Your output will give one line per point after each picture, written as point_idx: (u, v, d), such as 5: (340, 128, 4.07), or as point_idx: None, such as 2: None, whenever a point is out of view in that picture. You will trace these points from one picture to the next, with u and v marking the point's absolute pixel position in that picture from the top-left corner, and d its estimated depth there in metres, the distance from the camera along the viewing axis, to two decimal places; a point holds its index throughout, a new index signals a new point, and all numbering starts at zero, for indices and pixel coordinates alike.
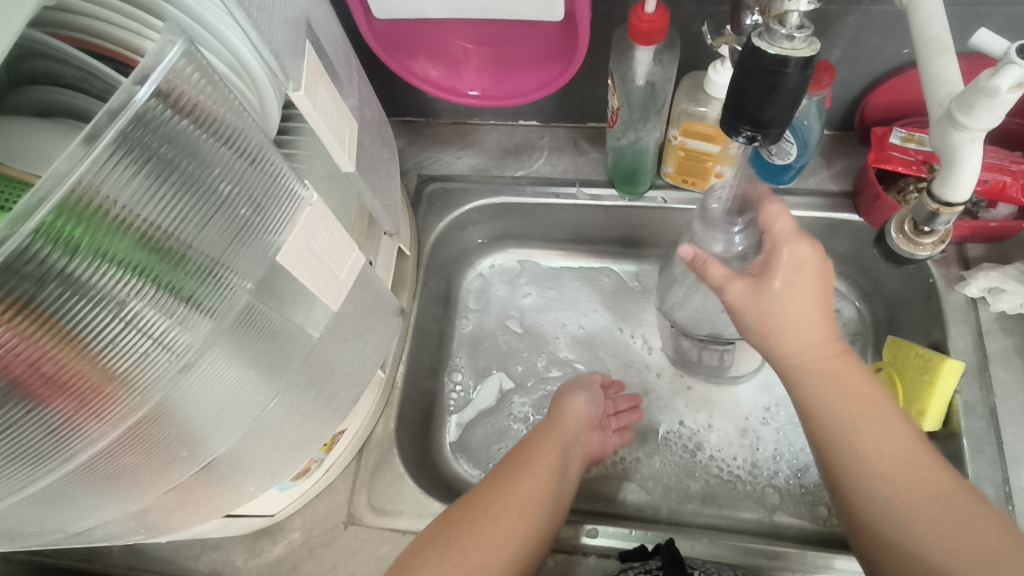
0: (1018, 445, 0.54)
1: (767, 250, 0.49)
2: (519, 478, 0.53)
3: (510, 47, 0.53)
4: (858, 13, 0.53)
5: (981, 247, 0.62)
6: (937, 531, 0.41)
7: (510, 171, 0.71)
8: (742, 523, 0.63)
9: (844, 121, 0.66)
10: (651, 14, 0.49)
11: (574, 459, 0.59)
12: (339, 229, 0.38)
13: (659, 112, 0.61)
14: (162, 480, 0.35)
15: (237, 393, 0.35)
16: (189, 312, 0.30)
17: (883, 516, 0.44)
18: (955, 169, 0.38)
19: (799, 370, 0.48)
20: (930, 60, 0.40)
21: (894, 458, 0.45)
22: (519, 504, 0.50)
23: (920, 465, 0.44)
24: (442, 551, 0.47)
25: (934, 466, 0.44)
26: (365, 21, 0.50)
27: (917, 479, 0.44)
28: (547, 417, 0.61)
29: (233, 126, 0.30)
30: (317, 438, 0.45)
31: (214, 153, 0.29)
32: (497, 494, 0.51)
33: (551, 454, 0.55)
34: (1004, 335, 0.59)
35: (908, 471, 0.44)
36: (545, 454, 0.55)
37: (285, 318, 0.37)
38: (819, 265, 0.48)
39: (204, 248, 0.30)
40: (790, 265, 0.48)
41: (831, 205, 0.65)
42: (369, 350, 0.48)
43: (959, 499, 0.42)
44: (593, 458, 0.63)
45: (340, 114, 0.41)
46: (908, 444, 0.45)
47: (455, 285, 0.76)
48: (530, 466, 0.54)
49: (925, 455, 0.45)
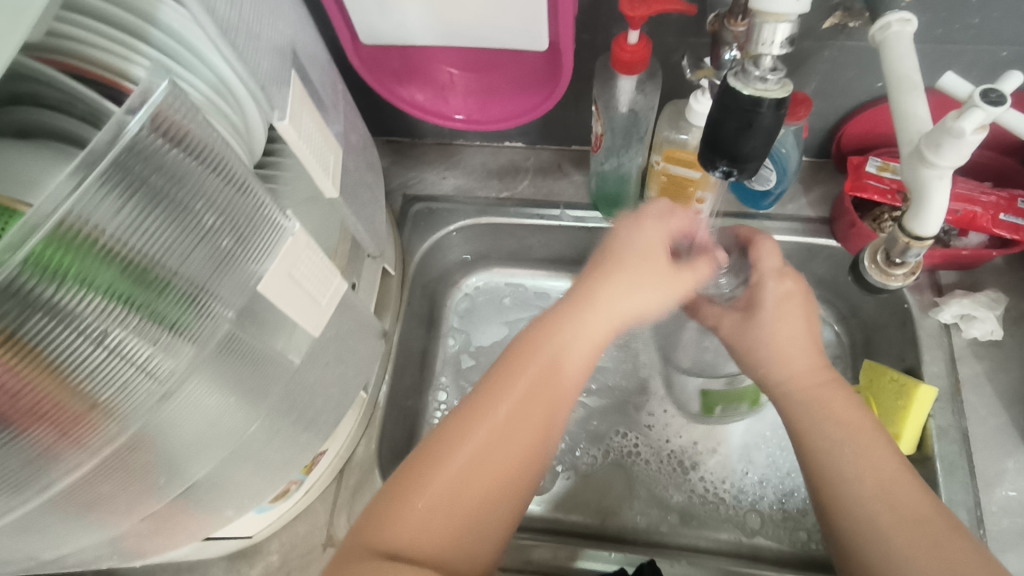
0: (988, 469, 0.56)
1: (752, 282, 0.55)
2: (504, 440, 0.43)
3: (497, 74, 0.54)
4: (833, 48, 0.55)
5: (953, 274, 0.64)
6: (915, 551, 0.41)
7: (494, 192, 0.72)
8: (722, 545, 0.63)
9: (821, 148, 0.68)
10: (633, 45, 0.50)
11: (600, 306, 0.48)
12: (322, 257, 0.38)
13: (642, 138, 0.62)
14: (140, 506, 0.35)
15: (216, 419, 0.35)
16: (173, 339, 0.30)
17: (871, 530, 0.43)
18: (924, 204, 0.39)
19: (788, 396, 0.52)
20: (900, 98, 0.42)
21: (876, 479, 0.45)
22: (507, 469, 0.42)
23: (902, 486, 0.44)
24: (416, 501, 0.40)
25: (917, 489, 0.44)
26: (350, 46, 0.51)
27: (900, 501, 0.44)
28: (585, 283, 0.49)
29: (221, 156, 0.30)
30: (298, 461, 0.45)
31: (202, 182, 0.29)
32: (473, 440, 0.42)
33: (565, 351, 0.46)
34: (976, 361, 0.60)
35: (889, 490, 0.44)
36: (535, 359, 0.45)
37: (265, 343, 0.37)
38: (800, 299, 0.54)
39: (191, 275, 0.30)
40: (771, 298, 0.54)
41: (808, 230, 0.67)
42: (351, 372, 0.48)
43: (937, 521, 0.42)
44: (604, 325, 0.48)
45: (325, 141, 0.42)
46: (894, 467, 0.46)
47: (439, 304, 0.76)
48: (513, 385, 0.44)
49: (907, 477, 0.45)
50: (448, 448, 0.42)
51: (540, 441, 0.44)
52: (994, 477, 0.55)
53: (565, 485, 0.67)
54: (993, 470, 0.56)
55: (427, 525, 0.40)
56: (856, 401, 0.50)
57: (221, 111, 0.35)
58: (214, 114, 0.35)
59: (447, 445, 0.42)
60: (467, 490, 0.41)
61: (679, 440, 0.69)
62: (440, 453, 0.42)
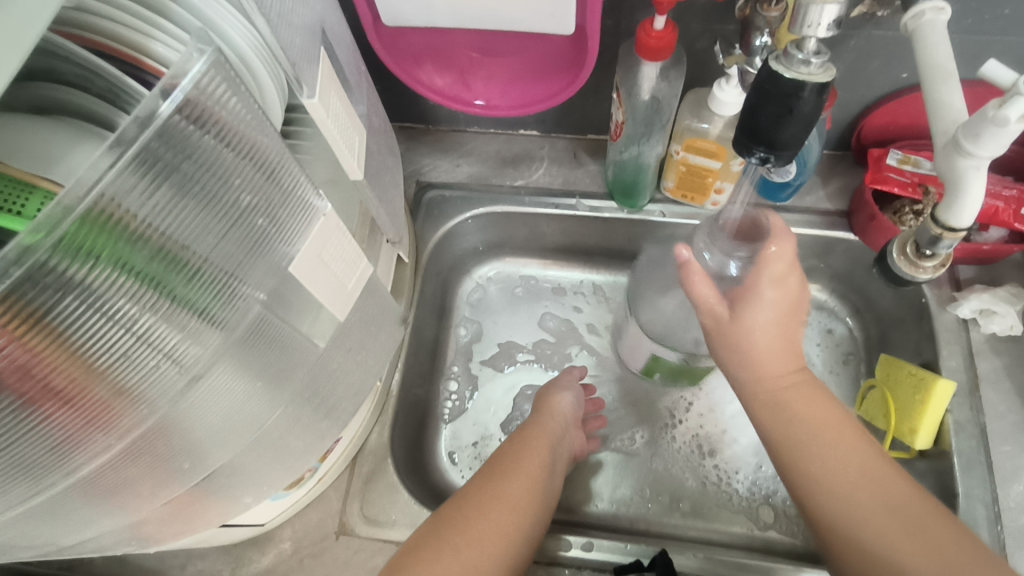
0: (1007, 465, 0.55)
1: (745, 282, 0.47)
2: (506, 488, 0.54)
3: (519, 58, 0.53)
4: (860, 37, 0.54)
5: (972, 269, 0.63)
6: (893, 542, 0.43)
7: (509, 180, 0.71)
8: (734, 538, 0.63)
9: (841, 141, 0.67)
10: (660, 30, 0.50)
11: (561, 456, 0.62)
12: (350, 240, 0.37)
13: (663, 126, 0.61)
14: (164, 490, 0.33)
15: (242, 405, 0.34)
16: (201, 325, 0.29)
17: (856, 527, 0.44)
18: (959, 195, 0.39)
19: (759, 400, 0.50)
20: (935, 87, 0.41)
21: (855, 470, 0.46)
22: (526, 526, 0.53)
23: (882, 473, 0.45)
24: (440, 541, 0.49)
25: (897, 479, 0.45)
26: (372, 28, 0.49)
27: (884, 491, 0.45)
28: (534, 413, 0.64)
29: (253, 140, 0.28)
30: (317, 448, 0.44)
31: (233, 167, 0.27)
32: (492, 491, 0.54)
33: (542, 450, 0.59)
34: (994, 356, 0.60)
35: (872, 481, 0.45)
36: (537, 448, 0.59)
37: (293, 328, 0.35)
38: (791, 296, 0.48)
39: (219, 262, 0.29)
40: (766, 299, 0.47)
41: (826, 223, 0.66)
42: (373, 360, 0.46)
43: (918, 508, 0.44)
44: (576, 455, 0.65)
45: (351, 122, 0.41)
46: (870, 456, 0.46)
47: (450, 293, 0.76)
48: (524, 465, 0.56)
49: (885, 465, 0.46)
50: (464, 500, 0.53)
51: (535, 503, 0.55)
52: (1012, 473, 0.55)
53: (578, 476, 0.67)
54: (1012, 466, 0.55)
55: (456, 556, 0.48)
56: (827, 396, 0.49)
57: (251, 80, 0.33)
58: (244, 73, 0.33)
59: (471, 495, 0.53)
60: (493, 543, 0.50)
61: (696, 425, 0.69)
62: (464, 501, 0.52)
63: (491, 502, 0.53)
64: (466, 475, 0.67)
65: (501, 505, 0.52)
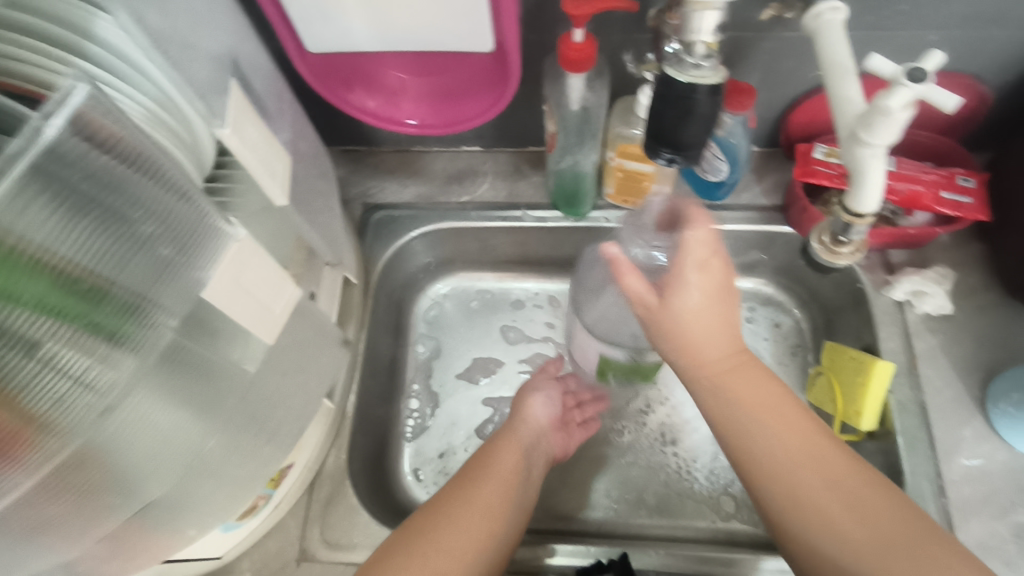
0: (947, 439, 0.57)
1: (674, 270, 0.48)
2: (476, 493, 0.54)
3: (446, 77, 0.54)
4: (771, 39, 0.57)
5: (904, 252, 0.66)
6: (837, 518, 0.44)
7: (455, 197, 0.73)
8: (699, 533, 0.64)
9: (771, 138, 0.70)
10: (580, 43, 0.51)
11: (540, 457, 0.62)
12: (271, 263, 0.37)
13: (595, 135, 0.62)
14: (94, 527, 0.33)
15: (167, 434, 0.34)
16: (111, 349, 0.29)
17: (799, 506, 0.45)
18: (861, 182, 0.41)
19: (699, 382, 0.50)
20: (835, 83, 0.43)
21: (798, 446, 0.47)
22: (504, 527, 0.53)
23: (824, 450, 0.46)
24: (408, 555, 0.49)
25: (838, 457, 0.46)
26: (297, 56, 0.50)
27: (825, 468, 0.46)
28: (511, 418, 0.64)
29: (152, 160, 0.29)
30: (261, 475, 0.44)
31: (134, 187, 0.28)
32: (464, 497, 0.54)
33: (515, 457, 0.59)
34: (930, 335, 0.62)
35: (813, 458, 0.46)
36: (507, 456, 0.59)
37: (217, 355, 0.35)
38: (723, 282, 0.49)
39: (128, 284, 0.29)
40: (695, 292, 0.47)
41: (764, 218, 0.68)
42: (313, 380, 0.46)
43: (860, 485, 0.45)
44: (556, 457, 0.65)
45: (271, 148, 0.41)
46: (812, 433, 0.47)
47: (405, 312, 0.77)
48: (493, 473, 0.56)
49: (827, 442, 0.47)
50: (432, 506, 0.53)
51: (512, 508, 0.55)
52: (953, 447, 0.57)
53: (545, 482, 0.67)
54: (952, 440, 0.57)
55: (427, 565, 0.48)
56: (768, 375, 0.50)
57: (165, 119, 0.37)
58: (158, 126, 0.37)
59: (441, 506, 0.53)
60: (463, 550, 0.50)
61: (663, 413, 0.71)
62: (440, 508, 0.53)
63: (461, 507, 0.53)
64: (430, 489, 0.68)
65: (473, 510, 0.53)
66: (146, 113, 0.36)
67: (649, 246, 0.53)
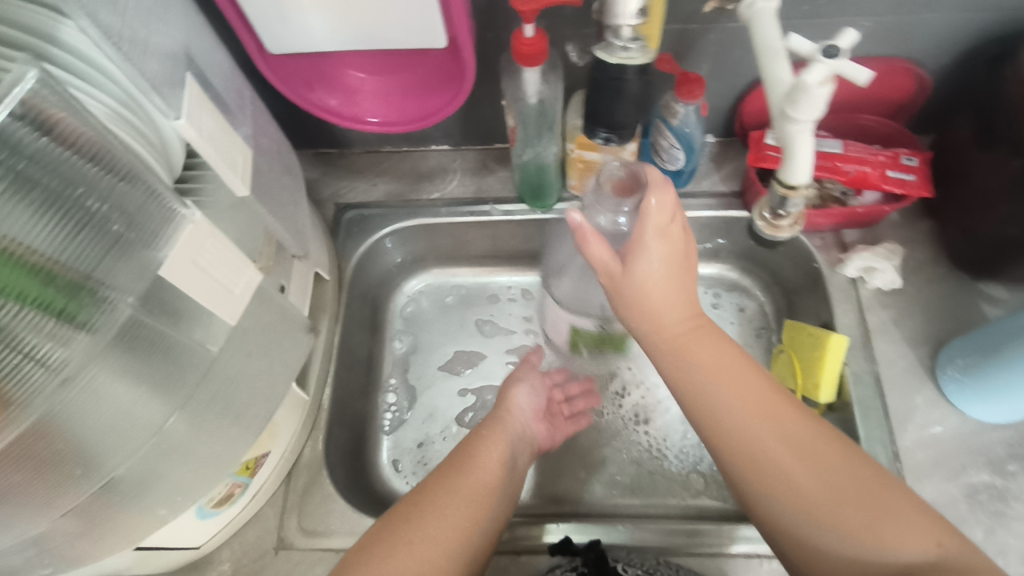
0: (900, 407, 0.59)
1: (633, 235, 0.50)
2: (461, 480, 0.55)
3: (407, 76, 0.57)
4: (717, 31, 0.59)
5: (857, 232, 0.68)
6: (793, 471, 0.45)
7: (425, 194, 0.75)
8: (669, 509, 0.66)
9: (727, 127, 0.72)
10: (531, 38, 0.53)
11: (523, 448, 0.63)
12: (230, 246, 0.38)
13: (553, 128, 0.64)
14: (57, 501, 0.35)
15: (127, 409, 0.36)
16: (61, 327, 0.31)
17: (754, 460, 0.46)
18: (793, 156, 0.43)
19: (658, 350, 0.52)
20: (767, 64, 0.45)
21: (753, 404, 0.48)
22: (491, 511, 0.55)
23: (778, 407, 0.48)
24: (393, 540, 0.50)
25: (793, 413, 0.48)
26: (260, 58, 0.53)
27: (780, 424, 0.47)
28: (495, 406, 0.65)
29: (97, 145, 0.31)
30: (231, 458, 0.45)
31: (78, 170, 0.30)
32: (450, 485, 0.55)
33: (501, 447, 0.60)
34: (882, 310, 0.64)
35: (769, 414, 0.47)
36: (493, 448, 0.59)
37: (178, 335, 0.38)
38: (681, 242, 0.50)
39: (75, 264, 0.31)
40: (655, 255, 0.49)
41: (722, 204, 0.71)
42: (279, 365, 0.48)
43: (814, 439, 0.46)
44: (542, 447, 0.66)
45: (231, 141, 0.43)
46: (766, 390, 0.49)
47: (381, 309, 0.79)
48: (478, 460, 0.57)
49: (781, 399, 0.49)
50: (419, 494, 0.54)
51: (496, 491, 0.56)
52: (906, 414, 0.59)
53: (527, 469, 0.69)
54: (905, 408, 0.59)
55: (414, 555, 0.49)
56: (724, 341, 0.52)
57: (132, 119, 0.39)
58: (122, 123, 0.39)
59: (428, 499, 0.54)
60: (447, 537, 0.51)
61: (636, 396, 0.73)
62: (428, 497, 0.54)
63: (448, 495, 0.54)
64: (407, 478, 0.69)
65: (459, 500, 0.54)
66: (110, 111, 0.38)
67: (610, 215, 0.52)
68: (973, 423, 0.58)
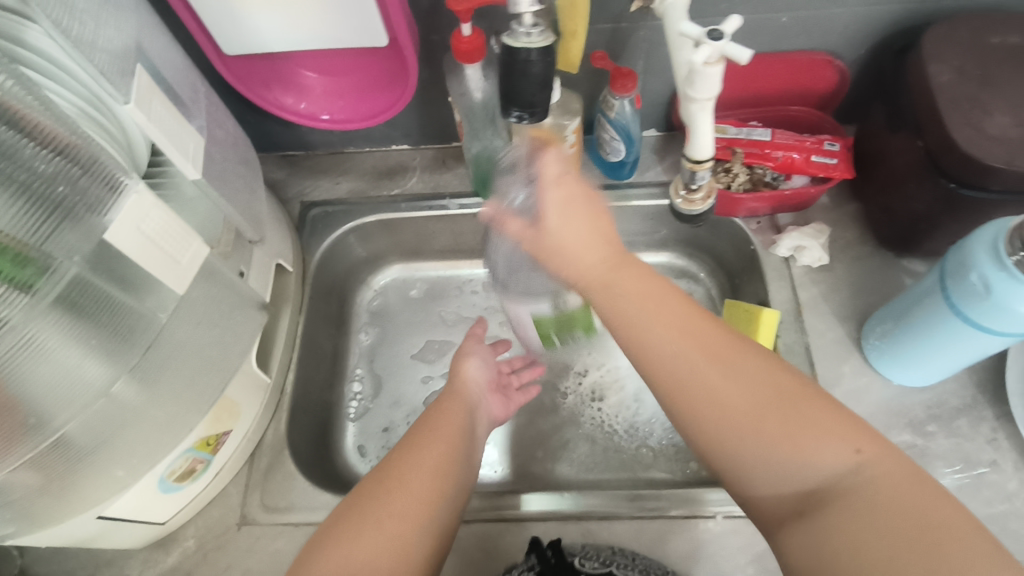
0: (828, 375, 0.63)
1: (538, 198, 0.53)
2: (424, 449, 0.55)
3: (358, 76, 0.61)
4: (645, 28, 0.64)
5: (790, 215, 0.72)
6: (721, 392, 0.44)
7: (386, 191, 0.79)
8: (621, 483, 0.69)
9: (668, 121, 0.77)
10: (468, 36, 0.58)
11: (481, 421, 0.64)
12: (175, 218, 0.42)
13: (496, 123, 0.69)
14: (11, 452, 0.38)
15: (73, 365, 0.39)
16: (7, 290, 0.34)
17: (681, 385, 0.45)
18: (694, 130, 0.48)
19: (591, 289, 0.49)
20: (675, 52, 0.49)
21: (680, 328, 0.46)
22: (457, 478, 0.55)
23: (703, 329, 0.47)
24: (358, 516, 0.49)
25: (718, 333, 0.47)
26: (217, 60, 0.57)
27: (706, 346, 0.46)
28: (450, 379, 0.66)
29: (35, 122, 0.35)
30: (186, 424, 0.49)
31: (17, 146, 0.34)
32: (414, 460, 0.54)
33: (459, 415, 0.60)
34: (813, 286, 0.68)
35: (695, 337, 0.46)
36: (452, 415, 0.60)
37: (124, 297, 0.41)
38: (583, 201, 0.52)
39: (19, 233, 0.35)
40: (562, 206, 0.51)
41: (664, 193, 0.75)
42: (232, 339, 0.52)
43: (740, 358, 0.45)
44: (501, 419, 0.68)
45: (183, 129, 0.47)
46: (690, 314, 0.47)
47: (348, 303, 0.83)
48: (440, 432, 0.58)
49: (708, 321, 0.47)
50: (385, 470, 0.53)
51: (456, 454, 0.56)
52: (833, 380, 0.63)
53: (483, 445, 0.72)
54: (833, 375, 0.63)
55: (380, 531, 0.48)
56: (648, 269, 0.50)
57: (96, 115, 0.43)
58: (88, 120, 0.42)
59: (392, 479, 0.52)
60: (416, 511, 0.50)
61: (591, 376, 0.76)
62: (394, 474, 0.53)
63: (416, 471, 0.53)
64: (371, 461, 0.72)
65: (426, 473, 0.53)
66: (76, 109, 0.42)
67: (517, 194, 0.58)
68: (897, 387, 0.62)
